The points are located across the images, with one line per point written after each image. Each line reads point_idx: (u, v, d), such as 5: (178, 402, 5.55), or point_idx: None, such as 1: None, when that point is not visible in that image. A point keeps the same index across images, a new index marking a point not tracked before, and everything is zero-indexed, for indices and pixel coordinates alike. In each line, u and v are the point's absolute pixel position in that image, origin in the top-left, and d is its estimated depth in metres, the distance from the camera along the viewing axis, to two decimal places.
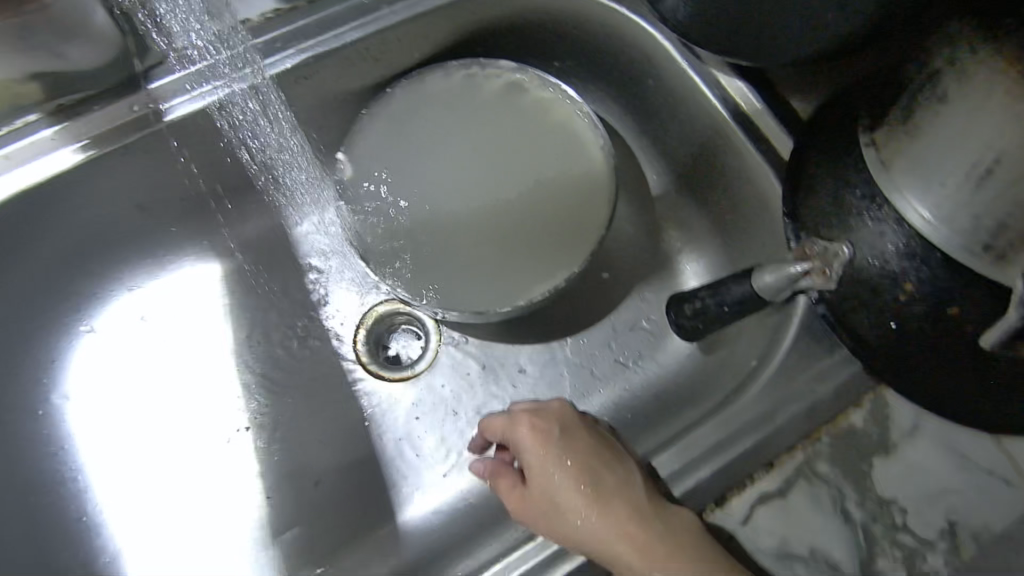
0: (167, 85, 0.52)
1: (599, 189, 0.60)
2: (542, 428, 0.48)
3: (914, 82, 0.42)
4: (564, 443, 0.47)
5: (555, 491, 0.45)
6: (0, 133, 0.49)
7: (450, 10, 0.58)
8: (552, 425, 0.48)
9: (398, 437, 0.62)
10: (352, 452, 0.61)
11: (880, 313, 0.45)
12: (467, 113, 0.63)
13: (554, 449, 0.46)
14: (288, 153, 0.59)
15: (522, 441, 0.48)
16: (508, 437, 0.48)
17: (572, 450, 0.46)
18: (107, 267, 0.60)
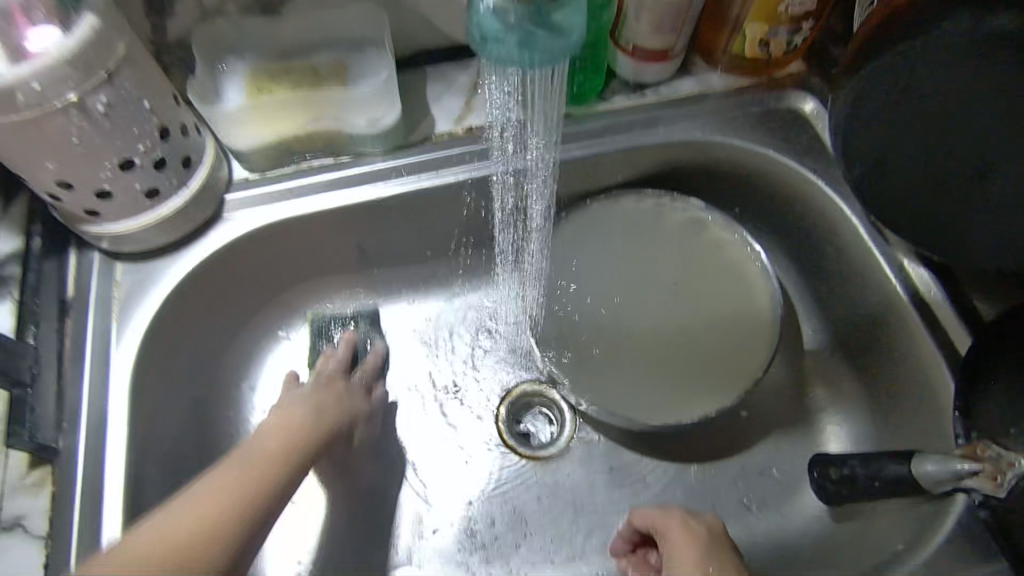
0: (422, 160, 0.63)
1: (761, 332, 0.64)
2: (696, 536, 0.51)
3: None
4: (709, 555, 0.49)
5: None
6: (289, 171, 0.61)
7: (664, 148, 0.67)
8: (695, 530, 0.51)
9: (516, 512, 0.65)
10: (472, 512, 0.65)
11: None
12: (649, 234, 0.69)
13: (698, 557, 0.49)
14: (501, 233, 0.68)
15: (670, 532, 0.51)
16: (657, 526, 0.53)
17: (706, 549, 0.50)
18: (316, 293, 0.69)
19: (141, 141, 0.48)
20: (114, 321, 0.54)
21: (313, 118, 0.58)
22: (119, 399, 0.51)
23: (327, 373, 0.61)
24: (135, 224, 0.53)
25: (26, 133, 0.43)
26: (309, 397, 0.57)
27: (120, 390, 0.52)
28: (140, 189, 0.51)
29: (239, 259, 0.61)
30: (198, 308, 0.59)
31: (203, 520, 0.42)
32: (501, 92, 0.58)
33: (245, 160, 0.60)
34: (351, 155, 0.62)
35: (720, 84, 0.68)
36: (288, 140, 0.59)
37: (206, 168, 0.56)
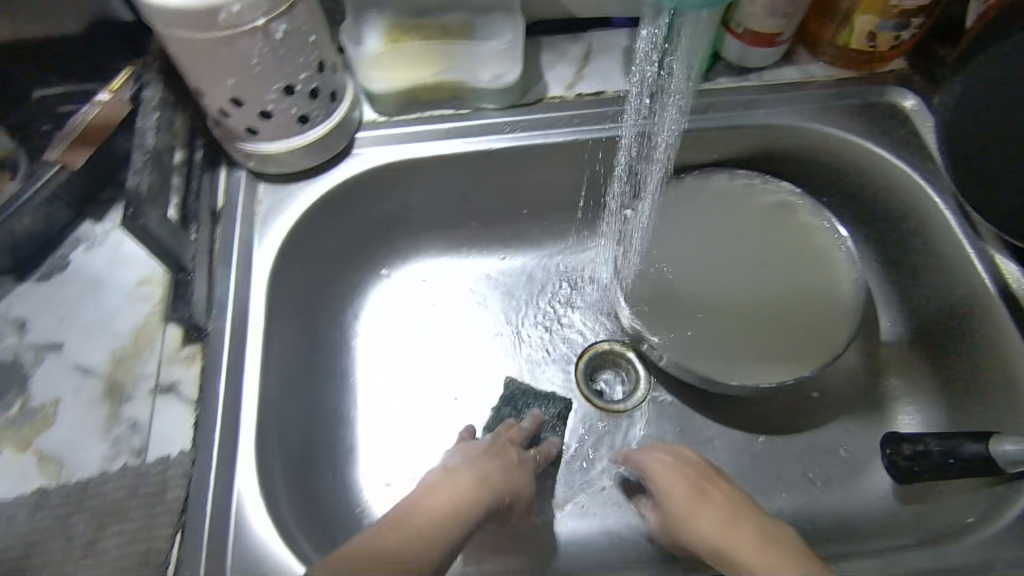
0: (535, 118, 0.67)
1: (843, 312, 0.66)
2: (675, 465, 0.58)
3: None
4: (687, 475, 0.56)
5: (666, 495, 0.56)
6: (413, 117, 0.67)
7: (763, 128, 0.69)
8: (668, 464, 0.58)
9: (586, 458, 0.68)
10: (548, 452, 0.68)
11: None
12: (739, 212, 0.72)
13: (682, 477, 0.56)
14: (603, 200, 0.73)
15: (652, 467, 0.59)
16: (639, 467, 0.60)
17: (676, 471, 0.57)
18: (418, 238, 0.75)
19: (303, 71, 0.56)
20: (254, 230, 0.61)
21: (440, 71, 0.64)
22: (256, 295, 0.57)
23: (506, 440, 0.61)
24: (285, 146, 0.60)
25: (219, 50, 0.50)
26: (478, 458, 0.56)
27: (258, 288, 0.58)
28: (293, 113, 0.58)
29: (361, 193, 0.67)
30: (321, 232, 0.66)
31: (403, 535, 0.47)
32: (647, 43, 0.62)
33: (376, 103, 0.67)
34: (469, 108, 0.68)
35: (821, 74, 0.70)
36: (415, 88, 0.66)
37: (346, 105, 0.63)
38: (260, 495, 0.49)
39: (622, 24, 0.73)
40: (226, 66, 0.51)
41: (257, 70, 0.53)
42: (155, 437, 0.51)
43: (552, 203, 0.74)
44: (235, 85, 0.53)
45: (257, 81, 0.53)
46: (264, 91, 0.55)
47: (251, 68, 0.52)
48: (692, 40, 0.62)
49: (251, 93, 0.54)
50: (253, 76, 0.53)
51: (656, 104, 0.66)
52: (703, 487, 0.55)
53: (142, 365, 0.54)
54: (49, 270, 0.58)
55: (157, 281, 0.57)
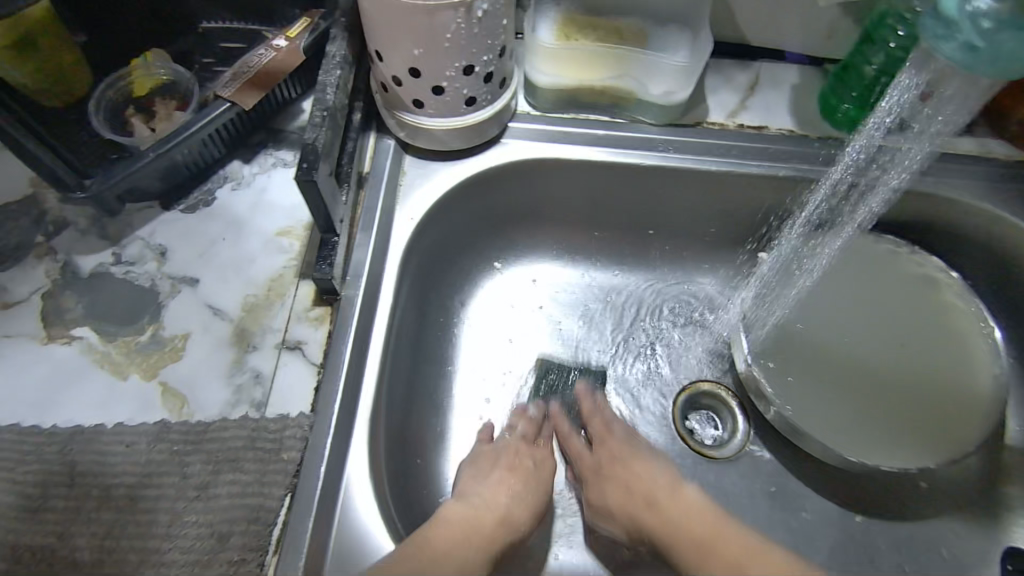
0: (692, 142, 0.65)
1: (977, 406, 0.62)
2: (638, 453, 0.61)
3: None
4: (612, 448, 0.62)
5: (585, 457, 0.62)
6: (567, 116, 0.66)
7: (927, 198, 0.66)
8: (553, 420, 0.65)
9: None
10: None
11: None
12: (878, 277, 0.69)
13: (606, 451, 0.61)
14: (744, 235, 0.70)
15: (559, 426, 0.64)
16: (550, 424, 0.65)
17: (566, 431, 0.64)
18: (539, 238, 0.73)
19: (486, 53, 0.54)
20: (397, 202, 0.60)
21: (613, 75, 0.62)
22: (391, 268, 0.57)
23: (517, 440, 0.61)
24: (445, 124, 0.59)
25: (419, 21, 0.48)
26: (491, 478, 0.56)
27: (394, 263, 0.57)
28: (463, 93, 0.56)
29: (502, 183, 0.65)
30: (454, 215, 0.65)
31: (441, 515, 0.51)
32: (898, 97, 0.55)
33: (535, 96, 0.65)
34: (627, 118, 0.66)
35: (1001, 152, 0.66)
36: (580, 88, 0.63)
37: (509, 93, 0.61)
38: (369, 472, 0.48)
39: (795, 59, 0.69)
40: (418, 35, 0.50)
41: (445, 43, 0.50)
42: (278, 394, 0.50)
43: (683, 229, 0.72)
44: (420, 55, 0.51)
45: (443, 55, 0.51)
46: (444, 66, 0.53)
47: (441, 41, 0.50)
48: (948, 105, 0.56)
49: (432, 66, 0.52)
50: (440, 49, 0.51)
51: (883, 161, 0.60)
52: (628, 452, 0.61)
53: (271, 317, 0.53)
54: (194, 203, 0.58)
55: (298, 235, 0.57)
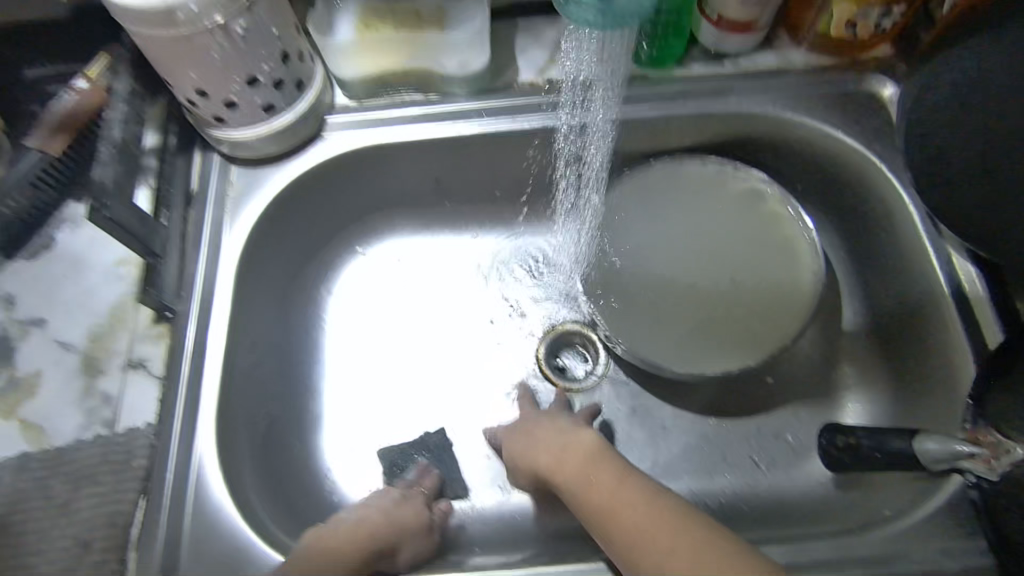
0: (504, 104, 0.68)
1: (799, 305, 0.67)
2: (541, 452, 0.63)
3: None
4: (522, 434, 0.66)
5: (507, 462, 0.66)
6: (382, 102, 0.69)
7: (738, 118, 0.69)
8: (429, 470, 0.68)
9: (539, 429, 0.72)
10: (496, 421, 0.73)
11: None
12: (708, 199, 0.73)
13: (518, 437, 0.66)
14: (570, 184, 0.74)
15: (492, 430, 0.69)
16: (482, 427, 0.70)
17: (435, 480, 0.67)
18: (393, 215, 0.77)
19: (265, 62, 0.57)
20: (226, 211, 0.64)
21: (414, 57, 0.65)
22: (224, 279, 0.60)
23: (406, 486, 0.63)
24: (252, 134, 0.62)
25: (182, 47, 0.52)
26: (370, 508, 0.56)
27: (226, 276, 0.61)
28: (258, 102, 0.60)
29: (333, 174, 0.69)
30: (294, 214, 0.69)
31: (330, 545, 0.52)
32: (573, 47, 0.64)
33: (349, 88, 0.68)
34: (440, 93, 0.69)
35: (800, 61, 0.69)
36: (389, 74, 0.67)
37: (314, 93, 0.64)
38: (219, 464, 0.54)
39: None
40: (190, 61, 0.53)
41: (219, 64, 0.54)
42: (127, 410, 0.55)
43: (524, 184, 0.75)
44: (203, 78, 0.55)
45: (222, 74, 0.55)
46: (230, 82, 0.56)
47: (215, 64, 0.54)
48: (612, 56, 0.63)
49: (218, 84, 0.56)
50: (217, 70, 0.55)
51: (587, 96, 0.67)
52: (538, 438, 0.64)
53: (115, 343, 0.58)
54: (36, 247, 0.61)
55: (132, 263, 0.61)
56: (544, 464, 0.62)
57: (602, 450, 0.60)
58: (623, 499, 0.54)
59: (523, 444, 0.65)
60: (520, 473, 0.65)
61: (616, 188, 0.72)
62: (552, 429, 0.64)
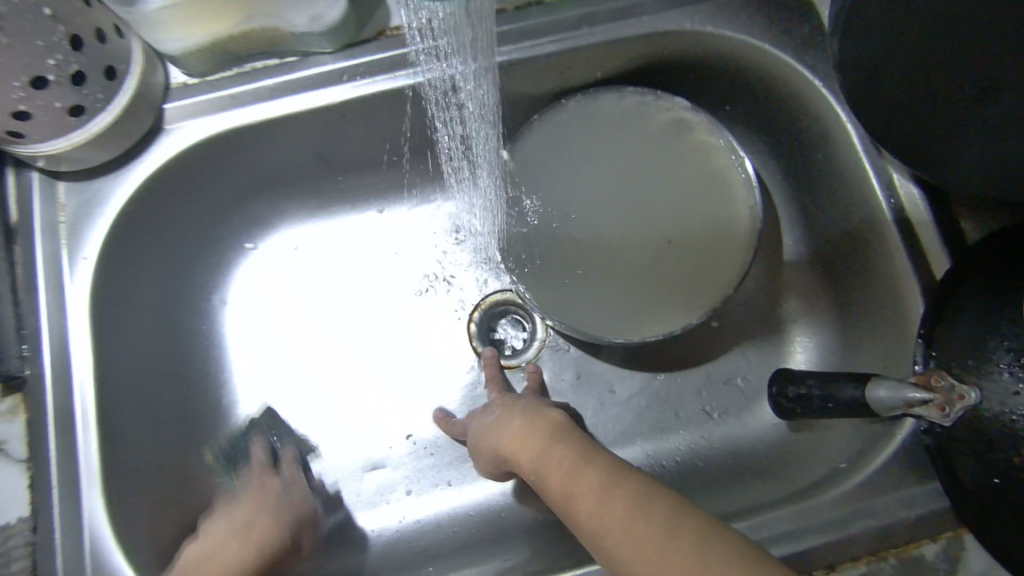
0: (375, 61, 0.56)
1: (735, 248, 0.62)
2: (501, 433, 0.55)
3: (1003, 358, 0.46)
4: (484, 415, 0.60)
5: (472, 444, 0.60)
6: (229, 74, 0.56)
7: (651, 40, 0.59)
8: None
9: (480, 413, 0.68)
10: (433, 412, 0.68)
11: (1005, 475, 0.45)
12: (631, 135, 0.65)
13: (480, 417, 0.61)
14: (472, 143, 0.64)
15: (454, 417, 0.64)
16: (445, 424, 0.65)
17: None
18: (281, 202, 0.68)
19: (50, 55, 0.44)
20: (63, 245, 0.54)
21: (247, 18, 0.52)
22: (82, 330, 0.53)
23: None
24: (69, 144, 0.50)
25: None
26: None
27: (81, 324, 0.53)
28: (61, 107, 0.47)
29: (189, 172, 0.58)
30: (151, 229, 0.58)
31: None
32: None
33: (181, 64, 0.55)
34: (297, 55, 0.57)
35: None
36: (223, 41, 0.53)
37: (135, 79, 0.52)
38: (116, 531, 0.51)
39: None
40: None
41: None
42: None
43: (422, 147, 0.66)
44: None
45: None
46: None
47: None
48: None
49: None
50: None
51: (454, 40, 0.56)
52: (498, 414, 0.58)
53: None
54: None
55: None
56: (503, 447, 0.54)
57: (565, 429, 0.53)
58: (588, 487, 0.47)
59: (485, 427, 0.58)
60: (485, 460, 0.58)
61: (525, 141, 0.64)
62: (515, 408, 0.57)
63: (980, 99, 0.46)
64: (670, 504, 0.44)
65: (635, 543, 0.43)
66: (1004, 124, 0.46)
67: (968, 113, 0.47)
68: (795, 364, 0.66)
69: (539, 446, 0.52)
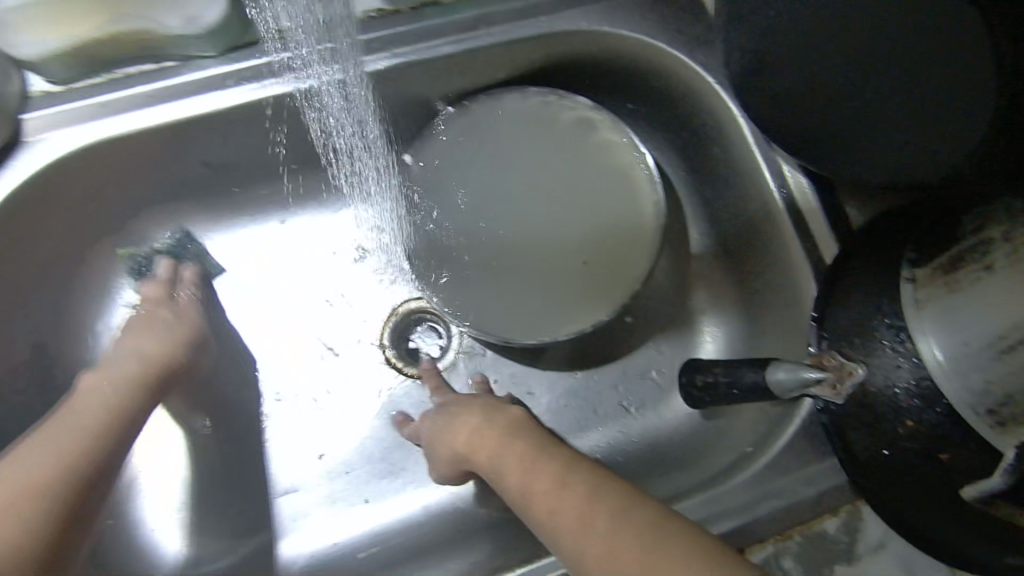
0: (260, 64, 0.54)
1: (642, 244, 0.63)
2: (454, 428, 0.55)
3: (881, 334, 0.48)
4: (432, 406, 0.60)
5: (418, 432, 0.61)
6: (99, 80, 0.53)
7: (548, 40, 0.59)
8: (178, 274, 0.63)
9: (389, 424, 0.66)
10: (345, 427, 0.66)
11: (890, 445, 0.47)
12: (536, 136, 0.65)
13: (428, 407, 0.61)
14: (372, 147, 0.63)
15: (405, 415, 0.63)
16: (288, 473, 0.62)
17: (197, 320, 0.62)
18: (172, 216, 0.64)
19: None
20: None
21: (112, 18, 0.48)
22: None
23: (152, 303, 0.60)
24: None
25: None
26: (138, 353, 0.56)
27: None
28: None
29: (58, 187, 0.54)
30: (17, 249, 0.54)
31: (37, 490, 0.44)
32: None
33: (43, 70, 0.51)
34: (177, 59, 0.53)
35: None
36: (89, 44, 0.50)
37: None
38: None
39: None
40: None
41: None
42: None
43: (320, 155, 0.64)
44: None
45: None
46: None
47: None
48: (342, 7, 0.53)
49: None
50: None
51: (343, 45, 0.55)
52: (445, 405, 0.59)
53: None
54: None
55: None
56: (449, 445, 0.54)
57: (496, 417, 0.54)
58: (515, 469, 0.47)
59: (429, 424, 0.59)
60: (439, 465, 0.57)
61: (428, 144, 0.64)
62: (471, 403, 0.56)
63: (850, 92, 0.48)
64: (591, 479, 0.45)
65: (550, 519, 0.43)
66: (872, 112, 0.47)
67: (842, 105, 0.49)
68: (707, 354, 0.68)
69: (471, 435, 0.53)
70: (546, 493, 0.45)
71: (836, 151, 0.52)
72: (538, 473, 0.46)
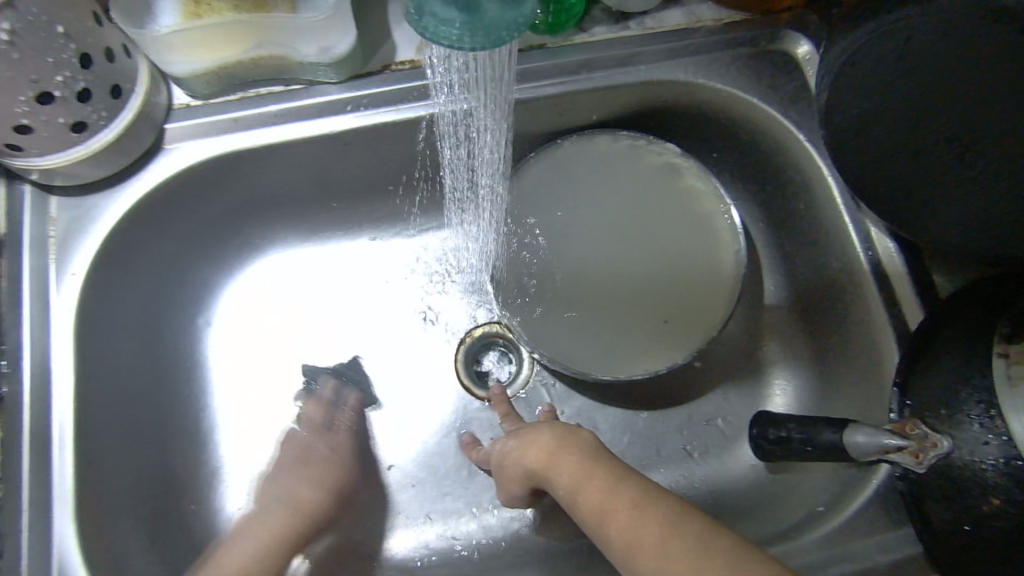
0: (378, 93, 0.58)
1: (720, 292, 0.64)
2: (525, 444, 0.56)
3: (969, 407, 0.48)
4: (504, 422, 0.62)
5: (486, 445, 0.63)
6: (233, 98, 0.57)
7: (646, 88, 0.62)
8: None
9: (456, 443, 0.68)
10: (413, 442, 0.68)
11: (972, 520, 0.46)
12: (622, 177, 0.67)
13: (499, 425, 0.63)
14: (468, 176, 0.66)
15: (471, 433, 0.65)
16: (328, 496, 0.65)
17: None
18: (274, 225, 0.68)
19: (59, 71, 0.45)
20: (51, 260, 0.54)
21: (256, 45, 0.53)
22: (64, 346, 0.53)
23: None
24: (67, 159, 0.51)
25: None
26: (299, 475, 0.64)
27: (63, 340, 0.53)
28: (62, 121, 0.48)
29: (184, 192, 0.58)
30: (140, 247, 0.58)
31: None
32: None
33: (187, 86, 0.56)
34: (303, 83, 0.57)
35: (710, 17, 0.61)
36: (231, 66, 0.54)
37: (139, 99, 0.52)
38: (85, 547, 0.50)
39: None
40: None
41: None
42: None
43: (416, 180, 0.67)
44: None
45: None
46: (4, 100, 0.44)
47: None
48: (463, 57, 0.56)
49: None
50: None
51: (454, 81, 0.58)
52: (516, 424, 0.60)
53: None
54: None
55: None
56: (519, 460, 0.56)
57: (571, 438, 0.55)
58: (590, 490, 0.49)
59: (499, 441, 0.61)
60: (509, 486, 0.58)
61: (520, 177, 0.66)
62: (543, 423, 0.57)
63: (953, 163, 0.48)
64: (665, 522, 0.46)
65: (626, 541, 0.45)
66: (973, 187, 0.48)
67: (941, 176, 0.49)
68: (774, 406, 0.68)
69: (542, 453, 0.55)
70: (624, 517, 0.46)
71: (931, 220, 0.52)
72: (614, 497, 0.48)
